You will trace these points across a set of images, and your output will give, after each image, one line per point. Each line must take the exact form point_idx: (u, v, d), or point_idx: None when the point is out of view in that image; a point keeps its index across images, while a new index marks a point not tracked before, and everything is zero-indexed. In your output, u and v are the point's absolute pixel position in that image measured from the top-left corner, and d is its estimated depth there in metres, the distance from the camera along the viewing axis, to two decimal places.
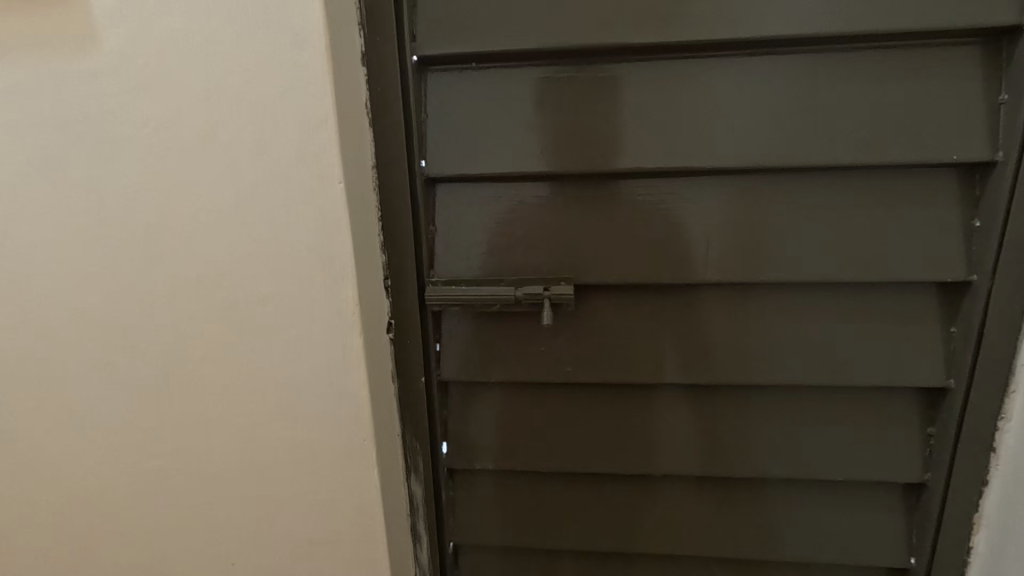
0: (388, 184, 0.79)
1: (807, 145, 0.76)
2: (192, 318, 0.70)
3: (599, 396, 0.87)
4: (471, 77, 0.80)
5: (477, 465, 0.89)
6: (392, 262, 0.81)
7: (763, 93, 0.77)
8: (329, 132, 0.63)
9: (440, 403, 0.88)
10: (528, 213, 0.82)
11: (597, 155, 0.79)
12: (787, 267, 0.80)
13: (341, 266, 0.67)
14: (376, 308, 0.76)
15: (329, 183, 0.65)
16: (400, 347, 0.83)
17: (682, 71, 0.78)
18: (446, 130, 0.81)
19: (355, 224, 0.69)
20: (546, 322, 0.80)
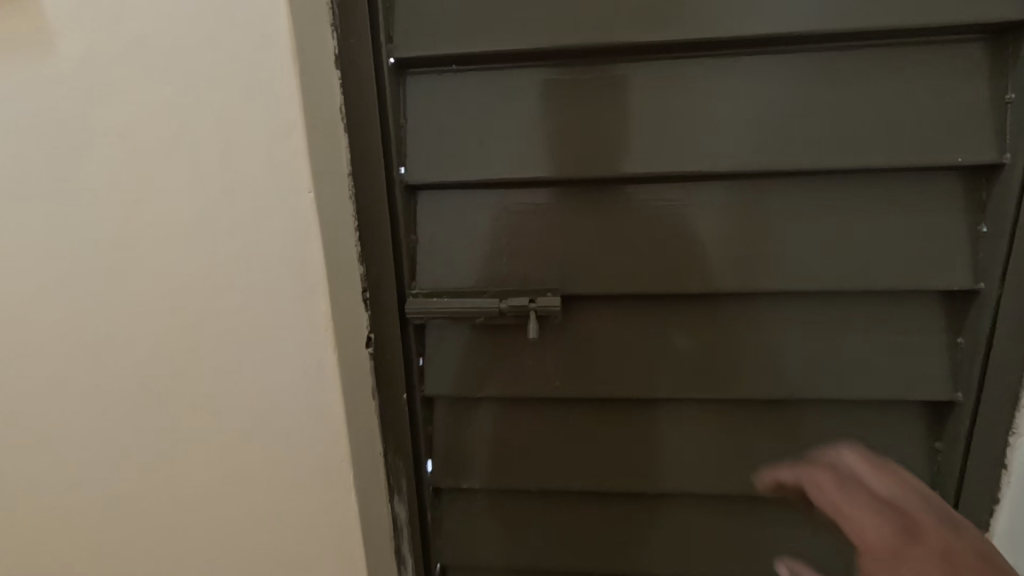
0: (366, 191, 0.76)
1: (804, 148, 0.73)
2: (159, 335, 0.67)
3: (590, 411, 0.83)
4: (452, 80, 0.77)
5: (465, 483, 0.86)
6: (371, 273, 0.78)
7: (757, 95, 0.73)
8: (298, 138, 0.60)
9: (425, 419, 0.84)
10: (513, 221, 0.79)
11: (585, 159, 0.76)
12: (785, 275, 0.76)
13: (314, 278, 0.64)
14: (354, 322, 0.73)
15: (299, 192, 0.61)
16: (382, 362, 0.80)
17: (671, 71, 0.74)
18: (426, 135, 0.78)
19: (329, 233, 0.65)
20: (532, 335, 0.76)
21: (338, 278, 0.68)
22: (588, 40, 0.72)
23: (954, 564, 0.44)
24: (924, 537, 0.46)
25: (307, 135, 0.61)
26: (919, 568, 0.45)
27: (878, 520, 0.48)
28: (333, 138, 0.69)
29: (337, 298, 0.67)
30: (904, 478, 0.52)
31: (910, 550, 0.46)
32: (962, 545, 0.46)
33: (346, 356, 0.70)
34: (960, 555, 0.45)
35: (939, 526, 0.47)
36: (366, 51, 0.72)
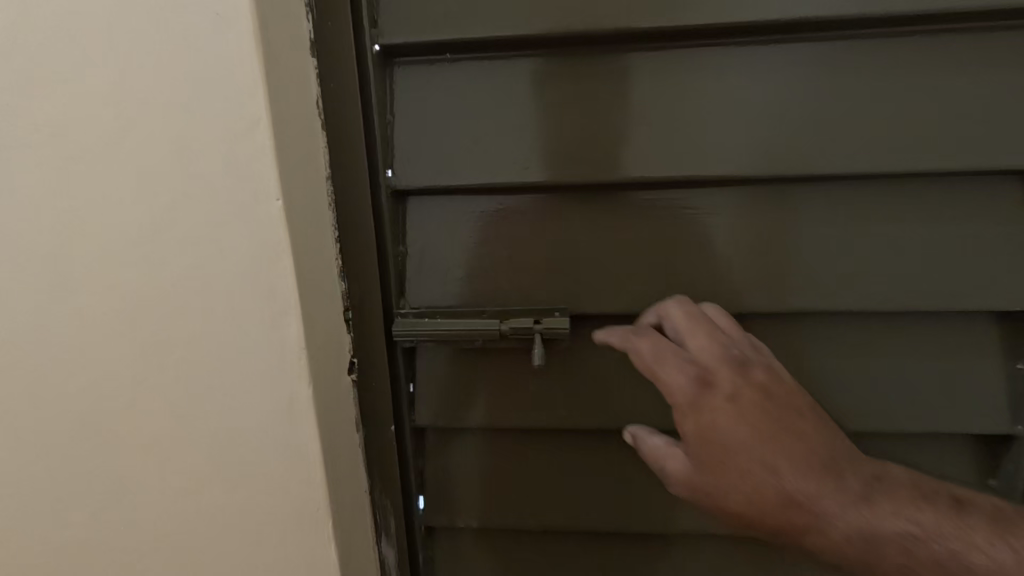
0: (347, 196, 0.66)
1: (846, 150, 0.64)
2: (108, 366, 0.57)
3: (598, 444, 0.75)
4: (445, 71, 0.68)
5: (461, 523, 0.77)
6: (354, 289, 0.68)
7: (791, 89, 0.65)
8: (263, 135, 0.50)
9: (415, 452, 0.76)
10: (515, 231, 0.70)
11: (596, 162, 0.67)
12: (822, 293, 0.67)
13: (286, 300, 0.55)
14: (337, 347, 0.64)
15: (265, 199, 0.52)
16: (368, 389, 0.71)
17: (695, 62, 0.65)
18: (416, 133, 0.69)
19: (303, 248, 0.56)
20: (535, 363, 0.67)
21: (314, 298, 0.58)
22: (601, 25, 0.64)
23: (735, 402, 0.56)
24: (716, 383, 0.57)
25: (276, 132, 0.51)
26: (712, 412, 0.56)
27: (684, 375, 0.57)
28: (312, 137, 0.59)
29: (314, 323, 0.58)
30: (708, 325, 0.61)
31: (707, 402, 0.56)
32: (747, 386, 0.57)
33: (325, 387, 0.60)
34: (742, 394, 0.56)
35: (728, 374, 0.57)
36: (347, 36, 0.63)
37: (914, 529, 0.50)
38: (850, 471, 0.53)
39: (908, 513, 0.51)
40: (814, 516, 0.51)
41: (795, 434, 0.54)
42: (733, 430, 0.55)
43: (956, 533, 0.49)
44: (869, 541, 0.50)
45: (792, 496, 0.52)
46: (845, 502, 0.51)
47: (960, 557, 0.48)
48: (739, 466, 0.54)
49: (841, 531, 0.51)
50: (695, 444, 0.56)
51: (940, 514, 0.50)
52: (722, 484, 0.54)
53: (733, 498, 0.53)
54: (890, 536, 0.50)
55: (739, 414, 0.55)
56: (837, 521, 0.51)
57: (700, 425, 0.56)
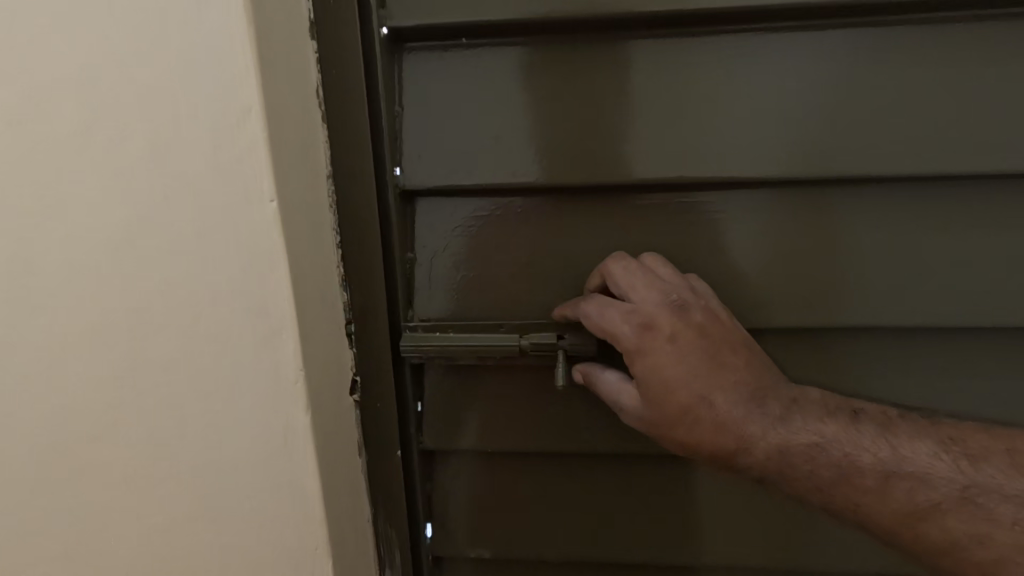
0: (347, 197, 0.59)
1: (894, 150, 0.60)
2: (76, 389, 0.51)
3: (622, 470, 0.68)
4: (459, 58, 0.62)
5: (479, 553, 0.71)
6: (356, 301, 0.61)
7: (837, 84, 0.60)
8: (255, 128, 0.44)
9: (422, 478, 0.69)
10: (535, 236, 0.64)
11: (625, 161, 0.61)
12: (862, 302, 0.63)
13: (281, 315, 0.48)
14: (336, 363, 0.57)
15: (258, 201, 0.45)
16: (369, 411, 0.64)
17: (730, 52, 0.61)
18: (427, 128, 0.63)
19: (298, 256, 0.49)
20: (560, 383, 0.60)
21: (309, 311, 0.51)
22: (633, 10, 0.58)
23: (675, 343, 0.59)
24: (659, 329, 0.59)
25: (271, 124, 0.45)
26: (654, 355, 0.59)
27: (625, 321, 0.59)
28: (309, 127, 0.52)
29: (310, 340, 0.51)
30: (653, 271, 0.61)
31: (646, 346, 0.59)
32: (684, 327, 0.59)
33: (321, 412, 0.53)
34: (681, 335, 0.59)
35: (670, 318, 0.59)
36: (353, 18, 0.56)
37: (815, 440, 0.57)
38: (771, 397, 0.59)
39: (815, 426, 0.58)
40: (741, 439, 0.58)
41: (724, 367, 0.59)
42: (675, 372, 0.59)
43: (849, 439, 0.57)
44: (784, 460, 0.58)
45: (725, 424, 0.59)
46: (763, 426, 0.58)
47: (852, 459, 0.56)
48: (679, 405, 0.59)
49: (762, 450, 0.58)
50: (641, 386, 0.60)
51: (839, 425, 0.57)
52: (661, 419, 0.59)
53: (674, 433, 0.59)
54: (802, 449, 0.57)
55: (674, 354, 0.59)
56: (760, 443, 0.58)
57: (643, 368, 0.59)
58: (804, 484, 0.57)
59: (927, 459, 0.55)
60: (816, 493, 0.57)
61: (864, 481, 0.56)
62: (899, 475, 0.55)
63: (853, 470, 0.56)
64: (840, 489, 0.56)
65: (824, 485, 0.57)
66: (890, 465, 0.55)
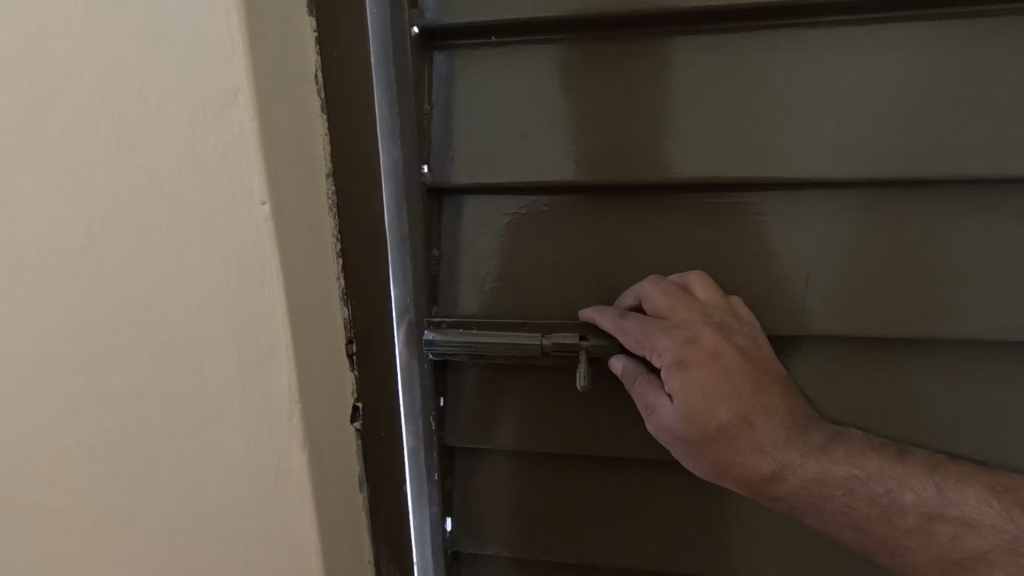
0: (312, 185, 0.49)
1: (940, 152, 0.57)
2: (64, 402, 0.51)
3: (646, 474, 0.67)
4: (492, 56, 0.62)
5: (486, 549, 0.72)
6: (359, 324, 0.57)
7: (883, 83, 0.57)
8: (243, 117, 0.41)
9: (444, 472, 0.70)
10: (561, 235, 0.64)
11: (654, 162, 0.60)
12: (903, 315, 0.60)
13: (275, 339, 0.46)
14: (331, 393, 0.53)
15: (246, 203, 0.43)
16: (375, 443, 0.61)
17: (770, 47, 0.58)
18: (457, 126, 0.63)
19: (283, 268, 0.45)
20: (579, 385, 0.59)
21: (305, 338, 0.48)
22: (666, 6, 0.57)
23: (719, 362, 0.56)
24: (702, 346, 0.56)
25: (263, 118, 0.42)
26: (697, 372, 0.56)
27: (667, 336, 0.57)
28: (303, 125, 0.47)
29: (306, 362, 0.48)
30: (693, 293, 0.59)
31: (689, 361, 0.56)
32: (731, 348, 0.56)
33: (321, 434, 0.51)
34: (726, 354, 0.56)
35: (716, 337, 0.56)
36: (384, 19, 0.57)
37: (855, 473, 0.53)
38: (813, 427, 0.55)
39: (857, 459, 0.53)
40: (778, 467, 0.54)
41: (767, 391, 0.56)
42: (715, 389, 0.55)
43: (895, 477, 0.52)
44: (819, 489, 0.53)
45: (761, 448, 0.54)
46: (799, 453, 0.54)
47: (894, 497, 0.52)
48: (718, 424, 0.55)
49: (799, 479, 0.53)
50: (678, 402, 0.56)
51: (884, 462, 0.53)
52: (697, 439, 0.55)
53: (708, 454, 0.55)
54: (840, 480, 0.53)
55: (718, 372, 0.55)
56: (797, 469, 0.53)
57: (682, 383, 0.55)
58: (840, 517, 0.53)
59: (975, 505, 0.49)
60: (849, 528, 0.53)
61: (903, 521, 0.51)
62: (944, 518, 0.50)
63: (894, 508, 0.51)
64: (880, 526, 0.52)
65: (863, 521, 0.52)
66: (935, 509, 0.50)
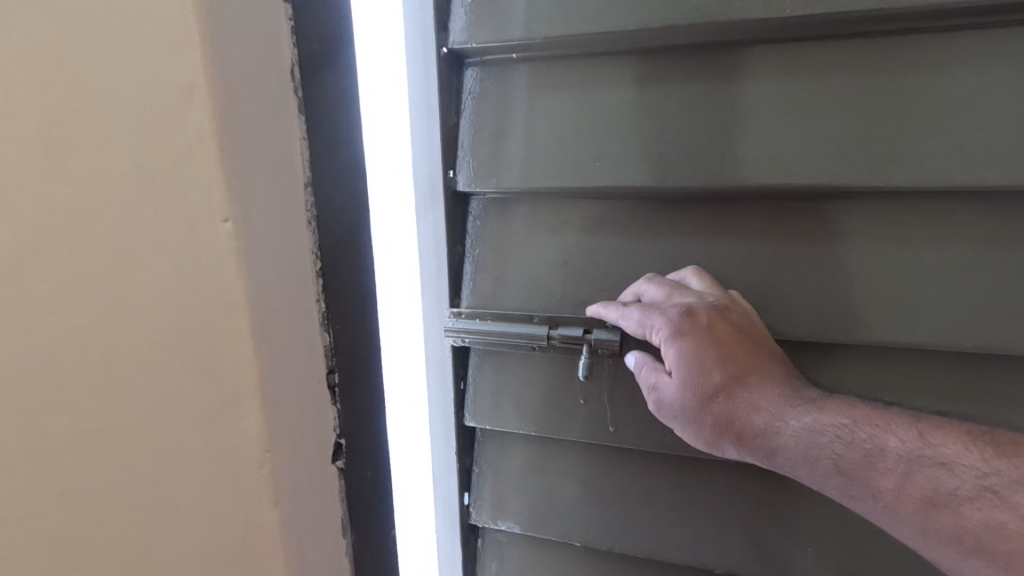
0: (292, 200, 0.39)
1: (964, 164, 0.51)
2: None
3: (651, 464, 0.69)
4: (516, 71, 0.64)
5: (502, 524, 0.75)
6: (342, 348, 0.46)
7: (914, 90, 0.53)
8: (200, 125, 0.33)
9: (464, 451, 0.75)
10: (575, 239, 0.65)
11: (659, 172, 0.60)
12: (927, 328, 0.55)
13: (242, 381, 0.37)
14: (313, 444, 0.43)
15: (208, 222, 0.34)
16: (362, 483, 0.50)
17: (784, 57, 0.56)
18: (478, 135, 0.66)
19: (254, 296, 0.36)
20: (580, 377, 0.63)
21: (282, 376, 0.39)
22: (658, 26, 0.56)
23: (715, 333, 0.50)
24: (695, 318, 0.50)
25: (228, 124, 0.33)
26: (692, 343, 0.50)
27: (661, 310, 0.52)
28: (285, 124, 0.38)
29: (283, 407, 0.40)
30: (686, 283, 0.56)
31: (683, 334, 0.51)
32: (726, 319, 0.50)
33: (304, 498, 0.42)
34: (721, 326, 0.50)
35: (711, 310, 0.51)
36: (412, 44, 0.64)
37: (843, 421, 0.45)
38: (808, 387, 0.49)
39: (844, 409, 0.46)
40: (767, 427, 0.47)
41: (766, 361, 0.50)
42: (712, 358, 0.50)
43: (885, 422, 0.44)
44: (808, 440, 0.45)
45: (755, 408, 0.48)
46: (788, 406, 0.47)
47: (881, 444, 0.43)
48: (710, 390, 0.50)
49: (790, 437, 0.46)
50: (675, 376, 0.51)
51: (868, 410, 0.45)
52: (691, 410, 0.50)
53: (703, 425, 0.50)
54: (824, 429, 0.45)
55: (712, 342, 0.50)
56: (786, 425, 0.47)
57: (674, 354, 0.51)
58: (824, 465, 0.45)
59: (955, 445, 0.41)
60: (835, 484, 0.45)
61: (886, 467, 0.43)
62: (919, 461, 0.42)
63: (878, 454, 0.43)
64: (866, 475, 0.43)
65: (846, 467, 0.44)
66: (912, 452, 0.42)
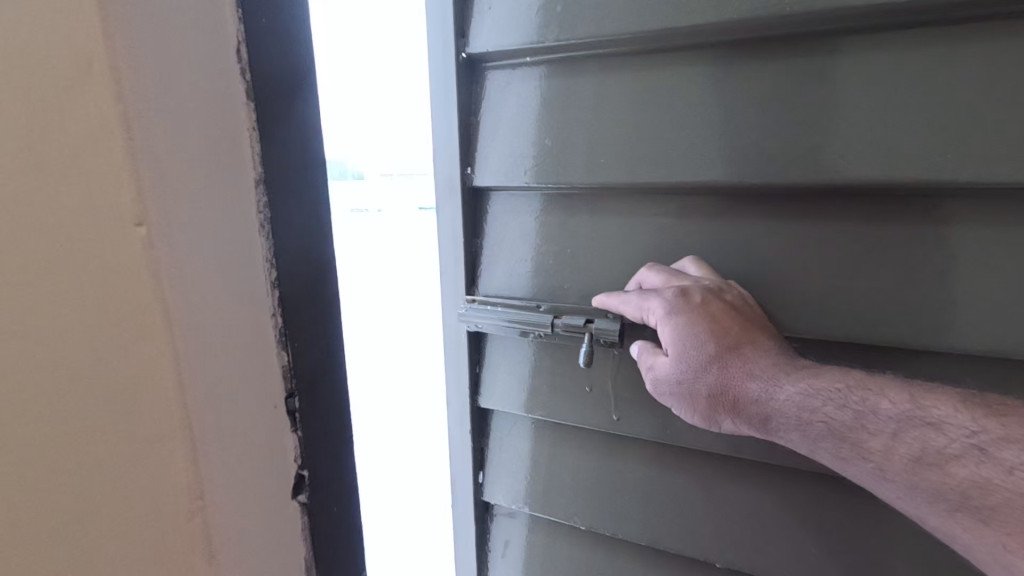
0: (244, 200, 0.32)
1: (970, 160, 0.47)
2: None
3: (650, 463, 0.68)
4: (529, 73, 0.66)
5: (513, 505, 0.78)
6: (299, 369, 0.37)
7: (917, 86, 0.49)
8: (102, 100, 0.25)
9: (477, 432, 0.79)
10: (585, 231, 0.67)
11: (655, 169, 0.60)
12: (937, 325, 0.52)
13: (165, 423, 0.29)
14: (269, 490, 0.35)
15: (117, 224, 0.26)
16: (330, 516, 0.42)
17: (778, 55, 0.54)
18: (494, 135, 0.70)
19: (187, 328, 0.28)
20: (581, 366, 0.64)
21: (228, 416, 0.31)
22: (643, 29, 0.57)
23: (709, 312, 0.51)
24: (689, 297, 0.51)
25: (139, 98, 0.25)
26: (686, 323, 0.51)
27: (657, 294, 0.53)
28: (230, 108, 0.30)
29: (227, 449, 0.31)
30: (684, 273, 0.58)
31: (677, 314, 0.51)
32: (719, 299, 0.51)
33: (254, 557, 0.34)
34: (714, 305, 0.51)
35: (704, 289, 0.51)
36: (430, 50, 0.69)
37: (836, 385, 0.45)
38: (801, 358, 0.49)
39: (835, 374, 0.46)
40: (762, 397, 0.48)
41: (759, 335, 0.50)
42: (705, 333, 0.51)
43: (877, 386, 0.44)
44: (802, 404, 0.46)
45: (749, 376, 0.49)
46: (783, 372, 0.47)
47: (874, 405, 0.43)
48: (705, 364, 0.51)
49: (783, 405, 0.47)
50: (671, 355, 0.52)
51: (861, 374, 0.45)
52: (687, 386, 0.52)
53: (700, 399, 0.51)
54: (819, 392, 0.45)
55: (707, 320, 0.51)
56: (779, 393, 0.47)
57: (670, 332, 0.52)
58: (815, 427, 0.45)
59: (944, 410, 0.41)
60: (827, 448, 0.45)
61: (876, 428, 0.43)
62: (911, 421, 0.42)
63: (870, 415, 0.43)
64: (858, 437, 0.44)
65: (840, 430, 0.44)
66: (905, 412, 0.42)
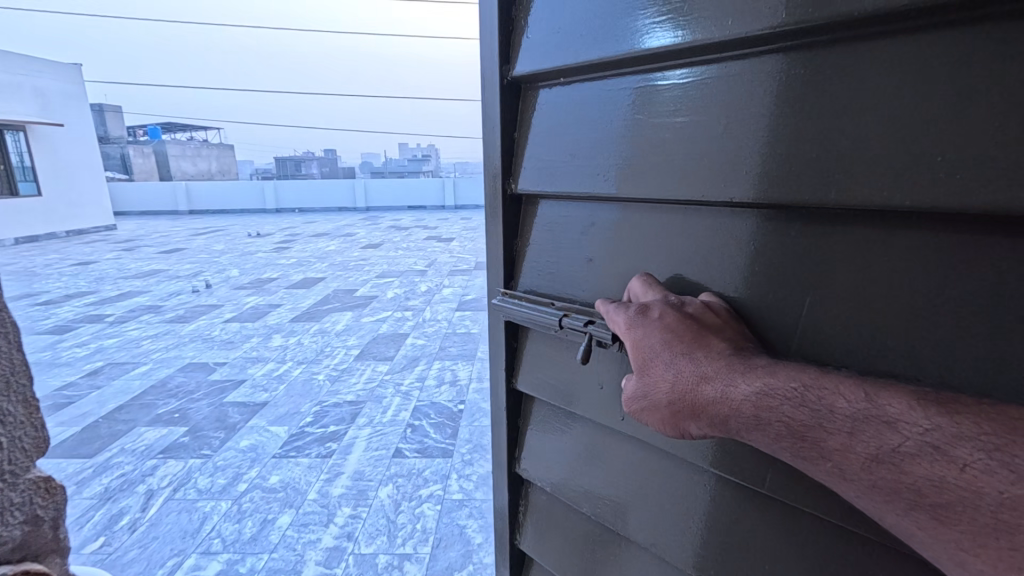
0: None
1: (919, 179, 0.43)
2: None
3: (654, 463, 0.70)
4: (562, 92, 0.73)
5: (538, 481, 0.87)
6: None
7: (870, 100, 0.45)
8: None
9: (513, 412, 0.89)
10: (602, 236, 0.71)
11: (642, 181, 0.63)
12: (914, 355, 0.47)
13: None
14: None
15: None
16: None
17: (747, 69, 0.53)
18: (531, 148, 0.78)
19: None
20: (580, 358, 0.65)
21: None
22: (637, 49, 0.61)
23: (665, 323, 0.56)
24: (648, 312, 0.57)
25: None
26: (643, 335, 0.56)
27: (624, 312, 0.60)
28: None
29: None
30: (652, 287, 0.62)
31: (637, 327, 0.57)
32: (675, 313, 0.56)
33: None
34: (670, 317, 0.56)
35: (662, 306, 0.57)
36: (489, 73, 0.80)
37: (794, 384, 0.46)
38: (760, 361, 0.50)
39: (790, 376, 0.47)
40: (717, 400, 0.50)
41: (715, 340, 0.53)
42: (662, 341, 0.55)
43: (834, 386, 0.45)
44: (758, 401, 0.47)
45: (704, 377, 0.51)
46: (738, 372, 0.49)
47: (829, 404, 0.44)
48: (660, 373, 0.54)
49: (737, 403, 0.48)
50: (636, 368, 0.57)
51: (822, 372, 0.46)
52: (648, 393, 0.55)
53: (661, 405, 0.54)
54: (778, 391, 0.47)
55: (662, 330, 0.55)
56: (735, 392, 0.48)
57: (633, 347, 0.57)
58: (774, 426, 0.46)
59: (898, 411, 0.41)
60: (787, 447, 0.46)
61: (832, 426, 0.43)
62: (866, 418, 0.42)
63: (827, 412, 0.44)
64: (816, 435, 0.44)
65: (796, 428, 0.45)
66: (860, 410, 0.42)
